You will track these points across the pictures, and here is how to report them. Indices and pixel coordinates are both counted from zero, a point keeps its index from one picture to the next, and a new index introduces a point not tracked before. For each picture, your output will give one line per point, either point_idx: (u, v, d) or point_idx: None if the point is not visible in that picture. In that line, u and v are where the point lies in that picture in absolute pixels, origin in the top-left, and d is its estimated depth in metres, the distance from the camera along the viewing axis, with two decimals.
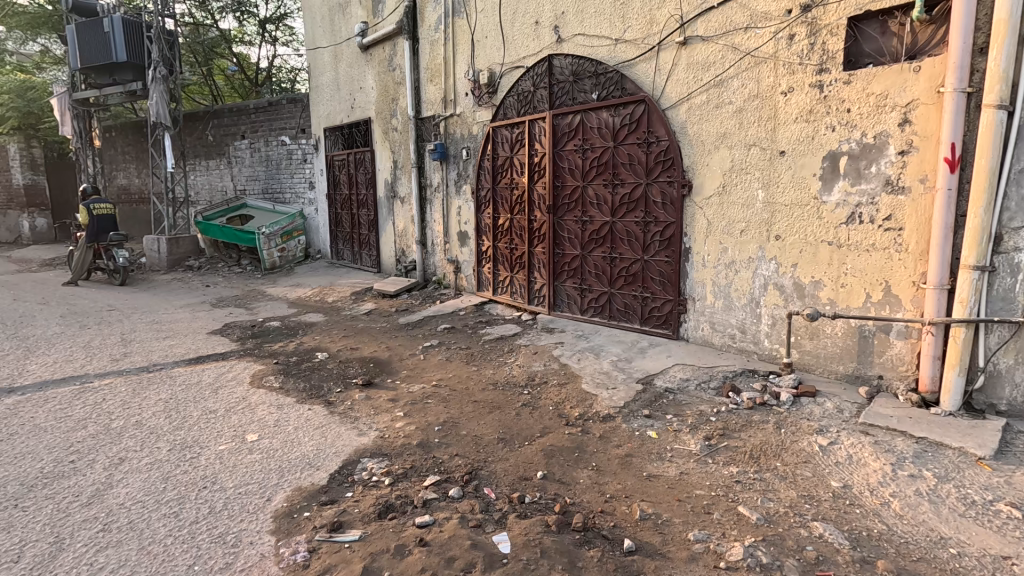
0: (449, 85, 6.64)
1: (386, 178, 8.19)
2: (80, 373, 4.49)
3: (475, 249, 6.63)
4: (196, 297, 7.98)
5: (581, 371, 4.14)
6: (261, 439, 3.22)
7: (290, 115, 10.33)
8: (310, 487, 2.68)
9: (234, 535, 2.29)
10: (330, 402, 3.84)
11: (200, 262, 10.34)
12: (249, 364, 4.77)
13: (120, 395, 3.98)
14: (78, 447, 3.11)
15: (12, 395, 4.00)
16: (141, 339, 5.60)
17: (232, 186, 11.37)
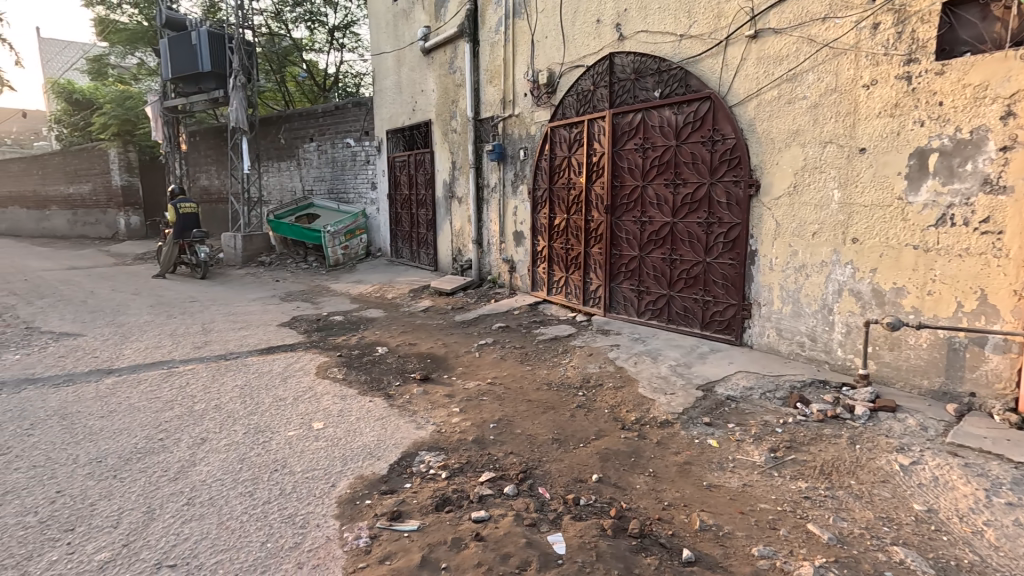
0: (508, 86, 6.70)
1: (445, 179, 8.37)
2: (167, 359, 4.89)
3: (530, 248, 6.65)
4: (267, 291, 8.49)
5: (638, 374, 4.06)
6: (325, 428, 3.39)
7: (354, 118, 10.77)
8: (371, 476, 2.79)
9: (302, 517, 2.42)
10: (390, 395, 3.97)
11: (271, 258, 10.99)
12: (314, 355, 5.02)
13: (201, 380, 4.30)
14: (166, 427, 3.39)
15: (110, 376, 4.42)
16: (218, 329, 6.02)
17: (301, 186, 11.99)
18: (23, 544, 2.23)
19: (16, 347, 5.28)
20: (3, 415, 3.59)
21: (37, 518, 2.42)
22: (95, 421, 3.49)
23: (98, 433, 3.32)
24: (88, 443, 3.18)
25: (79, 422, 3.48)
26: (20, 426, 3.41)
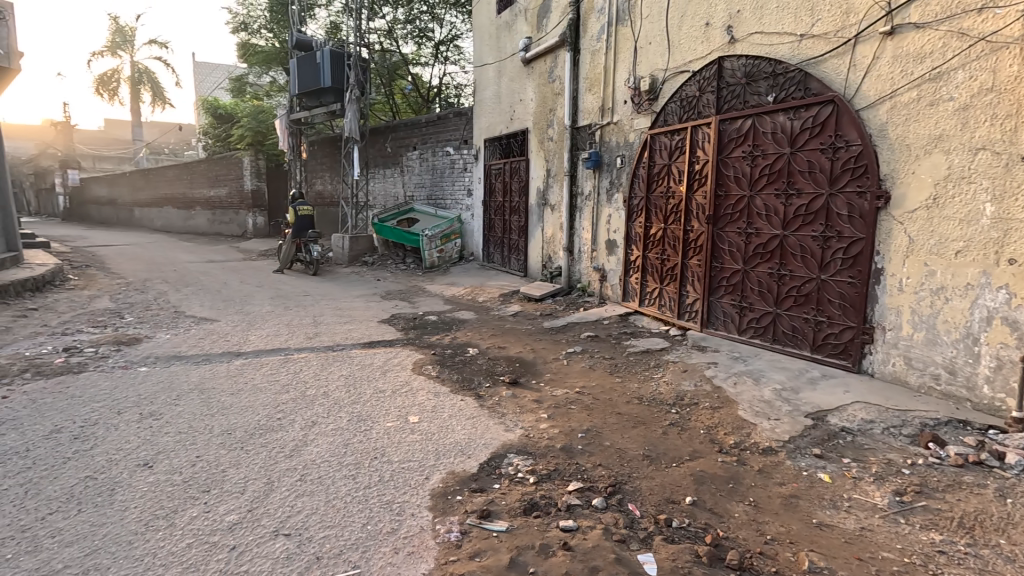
0: (607, 93, 6.64)
1: (539, 186, 8.46)
2: (285, 346, 5.42)
3: (623, 258, 6.52)
4: (369, 289, 9.10)
5: (738, 395, 3.82)
6: (420, 422, 3.55)
7: (455, 127, 11.25)
8: (462, 473, 2.88)
9: (399, 505, 2.56)
10: (480, 396, 4.08)
11: (374, 258, 11.77)
12: (411, 352, 5.30)
13: (313, 368, 4.71)
14: (284, 408, 3.76)
15: (239, 358, 4.98)
16: (327, 322, 6.56)
17: (403, 192, 12.74)
18: (171, 499, 2.58)
19: (167, 328, 6.12)
20: (156, 386, 4.18)
21: (181, 478, 2.78)
22: (226, 397, 3.95)
23: (228, 408, 3.75)
24: (221, 416, 3.60)
25: (214, 397, 3.96)
26: (169, 397, 3.95)
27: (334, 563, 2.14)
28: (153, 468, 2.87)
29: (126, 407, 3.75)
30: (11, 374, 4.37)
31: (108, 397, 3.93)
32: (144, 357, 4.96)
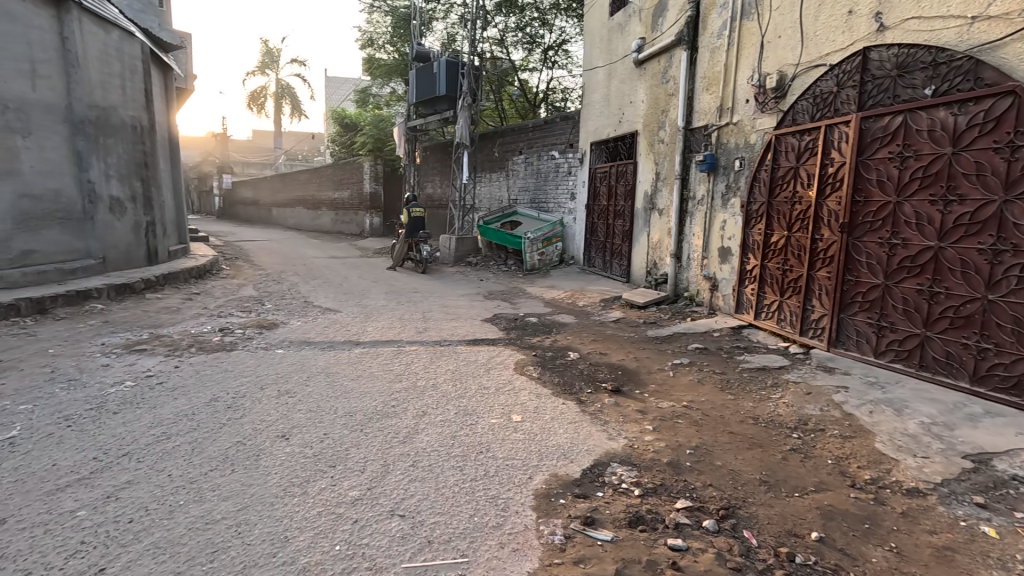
0: (727, 92, 6.28)
1: (646, 190, 8.23)
2: (397, 339, 5.80)
3: (737, 266, 6.11)
4: (472, 289, 9.44)
5: (875, 426, 3.40)
6: (523, 422, 3.61)
7: (561, 131, 11.29)
8: (565, 477, 2.88)
9: (504, 501, 2.62)
10: (582, 401, 4.05)
11: (477, 259, 12.20)
12: (513, 352, 5.41)
13: (422, 360, 4.99)
14: (397, 396, 4.02)
15: (358, 347, 5.43)
16: (434, 318, 6.91)
17: (508, 195, 13.06)
18: (304, 469, 2.87)
19: (298, 315, 6.84)
20: (290, 367, 4.69)
21: (311, 452, 3.08)
22: (347, 382, 4.32)
23: (349, 392, 4.10)
24: (344, 398, 3.95)
25: (338, 381, 4.34)
26: (301, 377, 4.41)
27: (444, 548, 2.25)
28: (289, 440, 3.22)
29: (267, 383, 4.25)
30: (181, 348, 5.16)
31: (252, 373, 4.47)
32: (281, 341, 5.58)
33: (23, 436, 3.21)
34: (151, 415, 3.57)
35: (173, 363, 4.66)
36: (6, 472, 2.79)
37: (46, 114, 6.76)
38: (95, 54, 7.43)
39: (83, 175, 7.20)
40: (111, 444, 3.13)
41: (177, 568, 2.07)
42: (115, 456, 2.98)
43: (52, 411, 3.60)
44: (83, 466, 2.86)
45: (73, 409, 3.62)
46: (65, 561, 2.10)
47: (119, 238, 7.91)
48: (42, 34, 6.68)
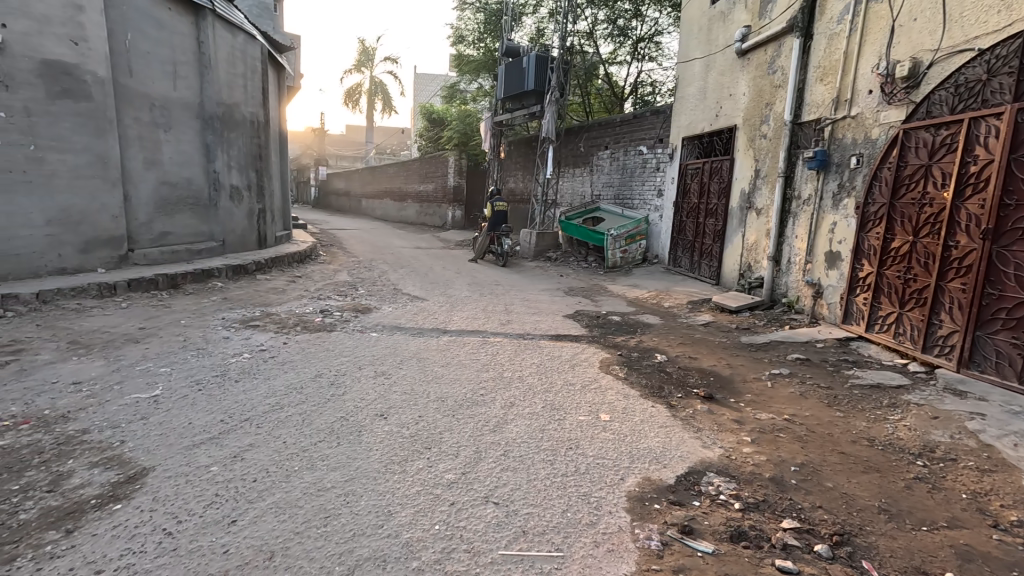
0: (846, 83, 5.75)
1: (743, 188, 7.77)
2: (482, 329, 5.92)
3: (847, 273, 5.61)
4: (553, 284, 9.44)
5: (1022, 461, 2.99)
6: (611, 422, 3.55)
7: (651, 126, 10.93)
8: (658, 481, 2.80)
9: (596, 500, 2.58)
10: (672, 405, 3.91)
11: (558, 254, 12.17)
12: (597, 350, 5.34)
13: (507, 352, 5.06)
14: (486, 386, 4.11)
15: (446, 335, 5.61)
16: (517, 311, 6.99)
17: (591, 191, 12.91)
18: (403, 449, 3.00)
19: (389, 301, 7.20)
20: (384, 350, 4.93)
21: (407, 433, 3.22)
22: (438, 368, 4.49)
23: (439, 378, 4.25)
24: (436, 384, 4.09)
25: (429, 366, 4.52)
26: (395, 360, 4.63)
27: (538, 540, 2.26)
28: (387, 419, 3.39)
29: (364, 364, 4.51)
30: (288, 326, 5.60)
31: (351, 354, 4.76)
32: (375, 325, 5.90)
33: (164, 395, 3.64)
34: (267, 386, 3.91)
35: (282, 339, 5.08)
36: (152, 425, 3.18)
37: (183, 111, 7.58)
38: (225, 56, 8.23)
39: (210, 166, 8.03)
40: (234, 409, 3.47)
41: (296, 528, 2.25)
42: (238, 420, 3.29)
43: (185, 375, 4.04)
44: (214, 427, 3.19)
45: (202, 375, 4.05)
46: (203, 510, 2.35)
47: (236, 223, 8.74)
48: (182, 39, 7.48)
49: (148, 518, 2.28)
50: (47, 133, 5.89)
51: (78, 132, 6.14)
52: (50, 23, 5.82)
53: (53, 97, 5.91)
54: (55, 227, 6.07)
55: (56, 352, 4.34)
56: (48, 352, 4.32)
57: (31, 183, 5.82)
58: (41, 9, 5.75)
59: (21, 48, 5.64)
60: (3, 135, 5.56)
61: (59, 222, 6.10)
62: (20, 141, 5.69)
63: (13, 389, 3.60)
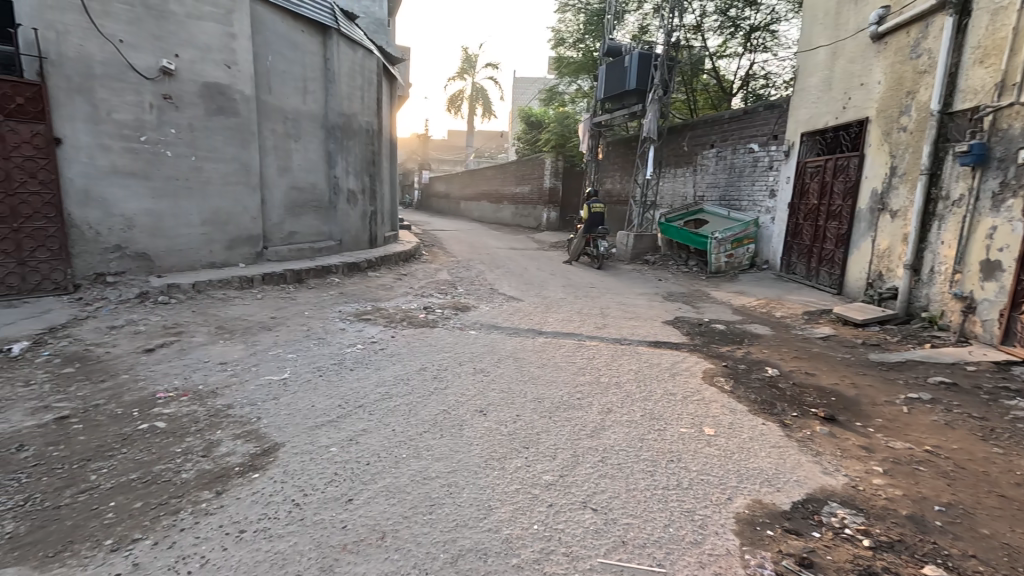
0: (1014, 64, 4.93)
1: (875, 188, 6.96)
2: (579, 332, 5.88)
3: (1009, 286, 4.81)
4: (650, 288, 9.12)
5: None
6: (717, 436, 3.35)
7: (764, 122, 10.16)
8: (771, 505, 2.59)
9: (701, 518, 2.45)
10: (785, 424, 3.60)
11: (656, 257, 11.75)
12: (700, 359, 5.07)
13: (604, 357, 4.98)
14: (582, 389, 4.07)
15: (541, 336, 5.66)
16: (613, 315, 6.85)
17: (694, 192, 12.32)
18: (502, 446, 3.07)
19: (487, 301, 7.41)
20: (483, 348, 5.09)
21: (506, 430, 3.29)
22: (535, 369, 4.53)
23: (537, 378, 4.29)
24: (533, 384, 4.14)
25: (526, 366, 4.58)
26: (493, 359, 4.76)
27: (639, 553, 2.19)
28: (486, 416, 3.49)
29: (465, 360, 4.68)
30: (395, 320, 5.98)
31: (452, 350, 4.97)
32: (474, 323, 6.10)
33: (291, 379, 4.06)
34: (377, 376, 4.20)
35: (390, 333, 5.43)
36: (283, 405, 3.56)
37: (310, 122, 8.39)
38: (346, 71, 8.99)
39: (332, 171, 8.81)
40: (349, 395, 3.77)
41: (405, 512, 2.39)
42: (353, 406, 3.58)
43: (308, 362, 4.47)
44: (333, 410, 3.49)
45: (323, 362, 4.46)
46: (324, 486, 2.58)
47: (351, 223, 9.50)
48: (311, 57, 8.29)
49: (280, 488, 2.55)
50: (204, 146, 6.80)
51: (228, 145, 7.05)
52: (211, 51, 6.73)
53: (210, 114, 6.81)
54: (208, 227, 7.01)
55: (207, 336, 5.01)
56: (201, 335, 5.00)
57: (191, 189, 6.76)
58: (204, 39, 6.66)
59: (188, 74, 6.56)
60: (173, 148, 6.52)
61: (211, 223, 7.03)
62: (185, 154, 6.64)
63: (175, 365, 4.21)
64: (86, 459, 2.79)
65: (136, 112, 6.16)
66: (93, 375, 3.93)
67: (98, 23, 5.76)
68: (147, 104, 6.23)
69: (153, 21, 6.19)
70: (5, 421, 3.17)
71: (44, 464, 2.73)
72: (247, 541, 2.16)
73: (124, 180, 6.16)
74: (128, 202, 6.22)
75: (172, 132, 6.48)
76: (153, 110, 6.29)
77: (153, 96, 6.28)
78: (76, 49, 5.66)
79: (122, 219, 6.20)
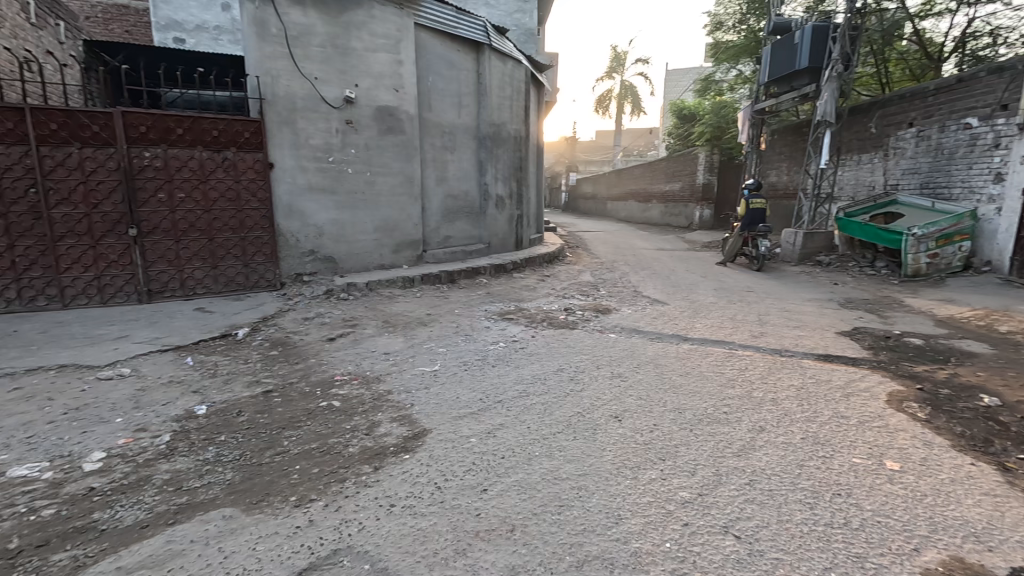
0: None
1: None
2: (730, 340, 5.40)
3: None
4: (822, 293, 7.97)
5: None
6: (902, 472, 2.80)
7: (986, 89, 8.22)
8: (978, 568, 2.08)
9: (873, 567, 2.08)
10: (1006, 468, 2.86)
11: (831, 258, 10.26)
12: (884, 379, 4.29)
13: (759, 369, 4.49)
14: (730, 403, 3.73)
15: (687, 342, 5.32)
16: (773, 322, 6.14)
17: (885, 181, 10.47)
18: (636, 455, 2.96)
19: (629, 303, 7.21)
20: (622, 352, 4.95)
21: (642, 440, 3.16)
22: (676, 377, 4.27)
23: (679, 387, 4.04)
24: (674, 393, 3.91)
25: (668, 374, 4.35)
26: (632, 364, 4.61)
27: None
28: (622, 422, 3.40)
29: (602, 363, 4.62)
30: (536, 320, 6.15)
31: (590, 352, 4.94)
32: (614, 325, 5.99)
33: (441, 371, 4.42)
34: (517, 373, 4.37)
35: (531, 333, 5.60)
36: (432, 395, 3.89)
37: (464, 134, 9.07)
38: (496, 82, 9.49)
39: (482, 179, 9.40)
40: (489, 391, 3.98)
41: (534, 509, 2.44)
42: (493, 401, 3.77)
43: (455, 357, 4.83)
44: (474, 403, 3.72)
45: (469, 357, 4.78)
46: (463, 474, 2.76)
47: (500, 227, 10.02)
48: (466, 73, 8.95)
49: (425, 471, 2.80)
50: (377, 162, 7.77)
51: (395, 160, 7.95)
52: (383, 78, 7.65)
53: (382, 133, 7.76)
54: (379, 233, 7.99)
55: (375, 329, 5.71)
56: (371, 328, 5.72)
57: (367, 200, 7.77)
58: (378, 68, 7.60)
59: (365, 100, 7.55)
60: (353, 166, 7.56)
61: (382, 230, 8.00)
62: (362, 170, 7.65)
63: (349, 353, 4.89)
64: (282, 427, 3.39)
65: (326, 137, 7.28)
66: (291, 358, 4.76)
67: (299, 65, 6.95)
68: (334, 128, 7.33)
69: (339, 57, 7.25)
70: (230, 390, 4.00)
71: (255, 428, 3.38)
72: (396, 515, 2.41)
73: (316, 195, 7.33)
74: (319, 214, 7.39)
75: (352, 152, 7.52)
76: (338, 134, 7.37)
77: (339, 122, 7.36)
78: (284, 89, 6.89)
79: (315, 228, 7.39)
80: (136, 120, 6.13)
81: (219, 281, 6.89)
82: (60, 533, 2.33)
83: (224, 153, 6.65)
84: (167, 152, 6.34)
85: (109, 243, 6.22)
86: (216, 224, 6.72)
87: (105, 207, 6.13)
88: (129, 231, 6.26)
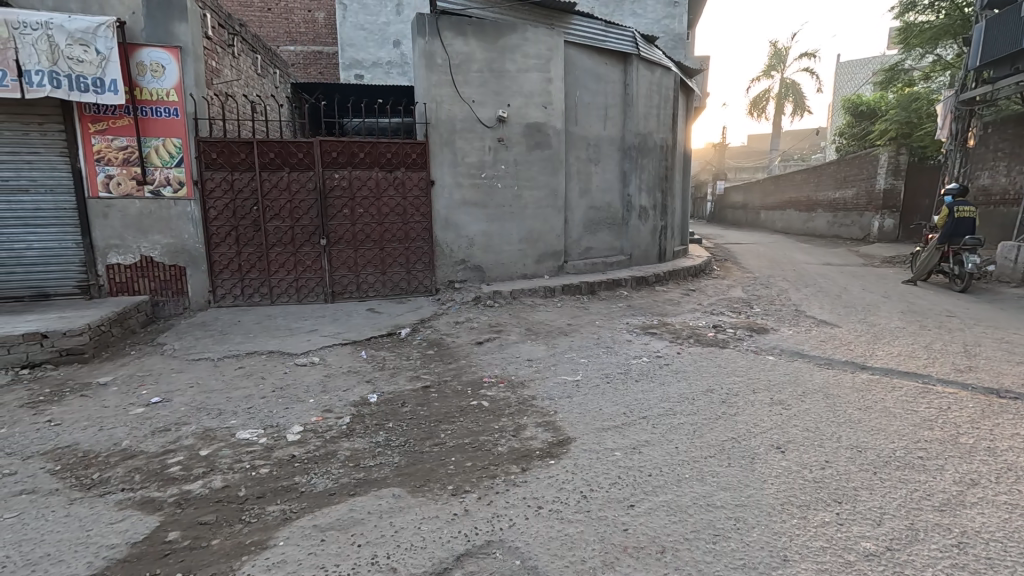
0: None
1: None
2: (924, 373, 4.57)
3: None
4: None
5: None
6: None
7: None
8: None
9: None
10: None
11: None
12: None
13: (968, 410, 3.72)
14: (926, 446, 3.16)
15: (865, 371, 4.64)
16: (985, 355, 5.06)
17: None
18: (804, 493, 2.66)
19: (789, 323, 6.51)
20: (783, 377, 4.49)
21: (811, 476, 2.83)
22: (854, 411, 3.73)
23: (857, 423, 3.53)
24: (849, 428, 3.44)
25: (841, 405, 3.83)
26: (796, 391, 4.14)
27: None
28: (785, 454, 3.08)
29: (759, 388, 4.22)
30: (682, 336, 5.87)
31: (744, 374, 4.56)
32: (772, 347, 5.45)
33: (583, 381, 4.45)
34: (662, 390, 4.20)
35: (676, 349, 5.36)
36: (577, 405, 3.92)
37: (609, 145, 9.07)
38: (644, 91, 9.33)
39: (625, 189, 9.29)
40: (634, 405, 3.90)
41: (686, 534, 2.33)
42: (637, 416, 3.70)
43: (597, 368, 4.82)
44: (618, 417, 3.67)
45: (611, 370, 4.74)
46: (608, 486, 2.75)
47: (642, 238, 9.78)
48: (613, 85, 8.95)
49: (571, 478, 2.84)
50: (525, 176, 8.14)
51: (542, 173, 8.24)
52: (533, 96, 8.01)
53: (530, 149, 8.11)
54: (524, 244, 8.33)
55: (519, 335, 5.96)
56: (515, 335, 5.98)
57: (514, 213, 8.16)
58: (529, 86, 7.96)
59: (516, 118, 7.96)
60: (503, 180, 8.00)
61: (527, 240, 8.33)
62: (510, 184, 8.06)
63: (496, 357, 5.17)
64: (438, 421, 3.69)
65: (480, 154, 7.82)
66: (444, 358, 5.18)
67: (460, 90, 7.58)
68: (487, 146, 7.85)
69: (495, 79, 7.76)
70: (396, 383, 4.49)
71: (416, 419, 3.75)
72: (544, 516, 2.49)
73: (470, 208, 7.91)
74: (471, 225, 7.95)
75: (503, 167, 7.97)
76: (491, 151, 7.88)
77: (492, 140, 7.87)
78: (446, 112, 7.56)
79: (468, 239, 7.96)
80: (329, 147, 7.22)
81: (387, 285, 7.77)
82: (273, 489, 2.83)
83: (395, 172, 7.50)
84: (351, 173, 7.35)
85: (305, 250, 7.40)
86: (385, 235, 7.61)
87: (304, 221, 7.31)
88: (321, 241, 7.39)
